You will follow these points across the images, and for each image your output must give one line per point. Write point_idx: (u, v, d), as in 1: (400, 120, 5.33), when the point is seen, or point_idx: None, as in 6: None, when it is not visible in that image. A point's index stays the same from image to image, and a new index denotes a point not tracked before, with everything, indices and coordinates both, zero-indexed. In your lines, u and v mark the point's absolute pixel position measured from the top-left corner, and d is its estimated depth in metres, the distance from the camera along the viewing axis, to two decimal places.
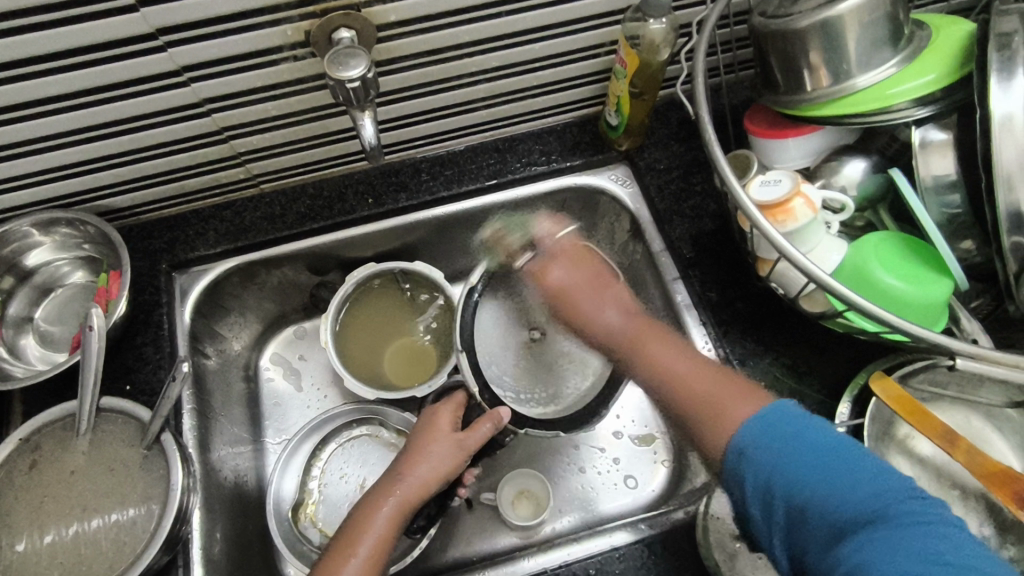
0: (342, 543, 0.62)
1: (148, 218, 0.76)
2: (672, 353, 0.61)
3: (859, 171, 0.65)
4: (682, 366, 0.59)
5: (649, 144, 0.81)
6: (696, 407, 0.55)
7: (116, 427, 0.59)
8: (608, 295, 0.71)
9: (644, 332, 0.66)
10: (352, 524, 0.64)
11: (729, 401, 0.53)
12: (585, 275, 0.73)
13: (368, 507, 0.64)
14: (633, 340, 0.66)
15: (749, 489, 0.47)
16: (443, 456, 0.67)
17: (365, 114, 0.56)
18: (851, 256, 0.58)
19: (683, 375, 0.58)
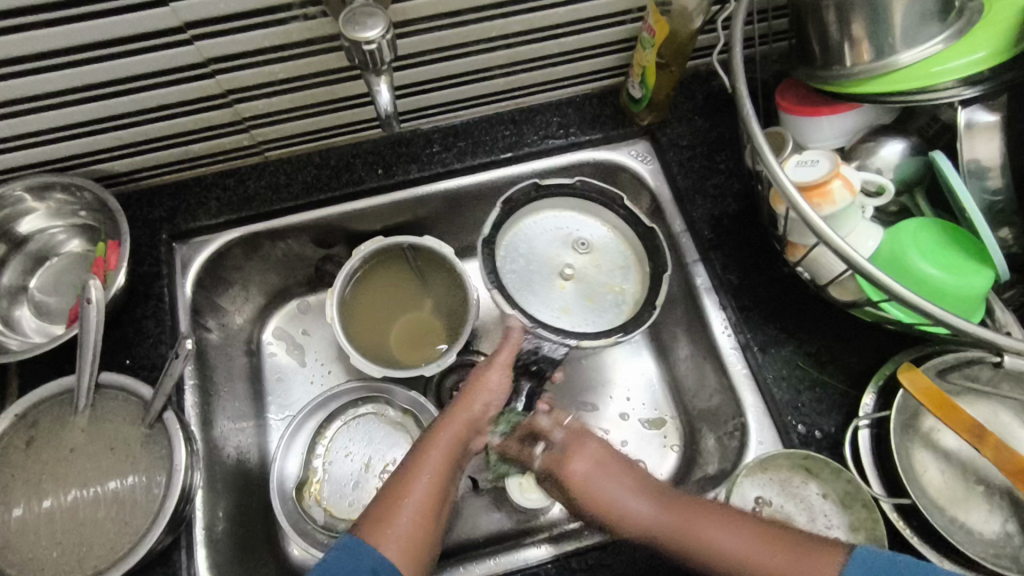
0: (395, 487, 0.57)
1: (146, 185, 0.73)
2: (711, 521, 0.54)
3: (897, 153, 0.62)
4: (733, 548, 0.53)
5: (671, 119, 0.78)
6: (778, 569, 0.52)
7: (116, 404, 0.57)
8: (582, 458, 0.61)
9: (694, 510, 0.56)
10: (405, 472, 0.58)
11: (803, 563, 0.51)
12: (601, 462, 0.61)
13: (423, 452, 0.60)
14: (670, 523, 0.56)
15: None
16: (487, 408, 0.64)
17: (381, 79, 0.52)
18: (887, 244, 0.56)
19: (712, 546, 0.53)
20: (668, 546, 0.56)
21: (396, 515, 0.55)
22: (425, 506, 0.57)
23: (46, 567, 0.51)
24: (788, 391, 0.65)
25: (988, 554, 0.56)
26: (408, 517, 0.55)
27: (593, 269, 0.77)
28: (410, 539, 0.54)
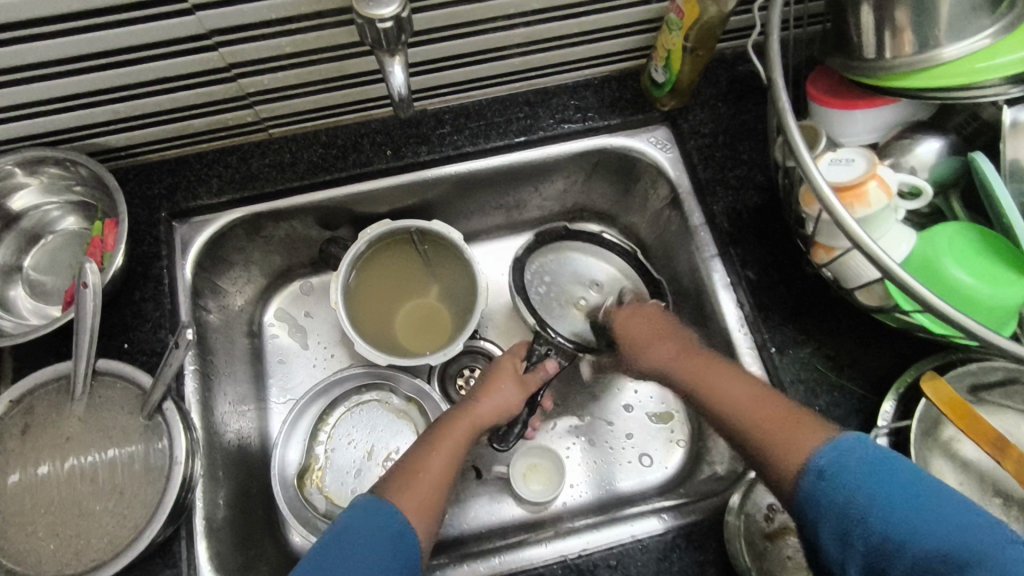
0: (418, 455, 0.63)
1: (145, 160, 0.70)
2: (757, 389, 0.58)
3: (933, 152, 0.59)
4: (751, 398, 0.57)
5: (694, 105, 0.74)
6: (768, 429, 0.54)
7: (114, 392, 0.55)
8: (670, 340, 0.67)
9: (739, 380, 0.59)
10: (430, 435, 0.66)
11: (797, 427, 0.53)
12: (652, 332, 0.69)
13: (451, 426, 0.66)
14: (739, 389, 0.58)
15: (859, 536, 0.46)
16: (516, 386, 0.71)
17: (395, 59, 0.48)
18: (920, 251, 0.53)
19: (736, 397, 0.58)
20: (708, 405, 0.60)
21: (417, 481, 0.60)
22: (438, 475, 0.62)
23: (43, 560, 0.50)
24: (805, 394, 0.64)
25: None
26: (426, 482, 0.61)
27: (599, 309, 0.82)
28: (424, 505, 0.59)
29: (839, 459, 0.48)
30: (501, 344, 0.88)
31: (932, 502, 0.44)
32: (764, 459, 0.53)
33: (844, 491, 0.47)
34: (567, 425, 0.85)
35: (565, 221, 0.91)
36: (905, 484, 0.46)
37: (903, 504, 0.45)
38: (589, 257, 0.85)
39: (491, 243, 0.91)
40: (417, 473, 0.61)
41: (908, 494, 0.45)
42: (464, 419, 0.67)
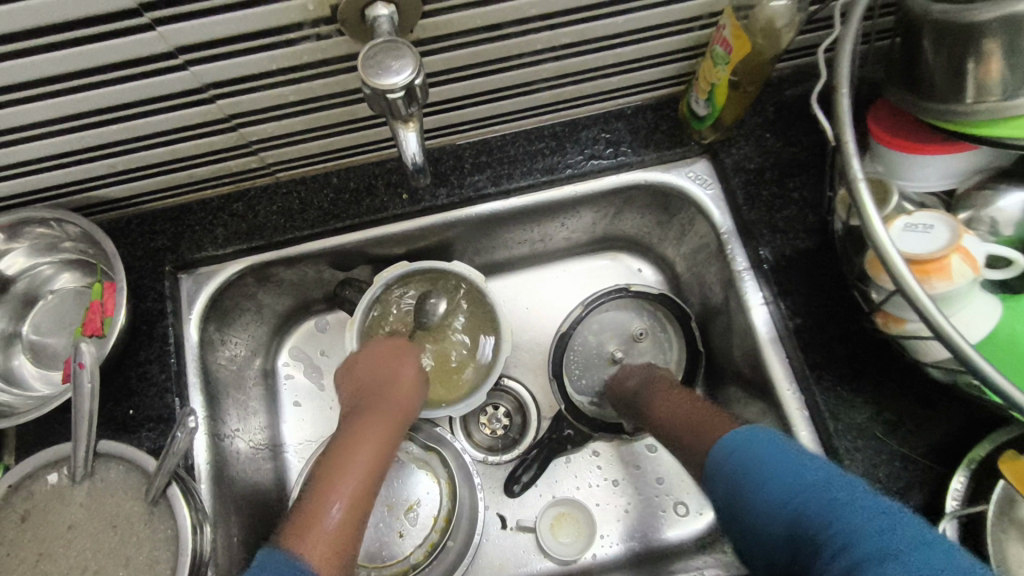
0: (320, 485, 0.62)
1: (148, 209, 0.66)
2: (700, 407, 0.67)
3: (1019, 204, 0.52)
4: (693, 416, 0.65)
5: (737, 137, 0.68)
6: (697, 433, 0.63)
7: (116, 476, 0.51)
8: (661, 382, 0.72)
9: (681, 404, 0.68)
10: (327, 462, 0.64)
11: (715, 427, 0.62)
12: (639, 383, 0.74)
13: (346, 442, 0.65)
14: (687, 409, 0.67)
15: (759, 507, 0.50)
16: (406, 386, 0.70)
17: (410, 126, 0.43)
18: (1005, 324, 0.47)
19: (688, 421, 0.65)
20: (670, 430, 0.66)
21: (321, 526, 0.59)
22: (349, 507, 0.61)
23: None
24: (863, 465, 0.58)
25: None
26: (331, 525, 0.59)
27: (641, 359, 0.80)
28: (335, 548, 0.58)
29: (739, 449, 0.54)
30: (526, 384, 0.83)
31: (812, 477, 0.49)
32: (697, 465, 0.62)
33: (746, 479, 0.52)
34: (595, 465, 0.79)
35: (593, 251, 0.85)
36: (800, 466, 0.50)
37: (789, 471, 0.50)
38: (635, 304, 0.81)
39: (515, 276, 0.86)
40: (320, 505, 0.61)
41: (793, 464, 0.50)
42: (373, 437, 0.66)
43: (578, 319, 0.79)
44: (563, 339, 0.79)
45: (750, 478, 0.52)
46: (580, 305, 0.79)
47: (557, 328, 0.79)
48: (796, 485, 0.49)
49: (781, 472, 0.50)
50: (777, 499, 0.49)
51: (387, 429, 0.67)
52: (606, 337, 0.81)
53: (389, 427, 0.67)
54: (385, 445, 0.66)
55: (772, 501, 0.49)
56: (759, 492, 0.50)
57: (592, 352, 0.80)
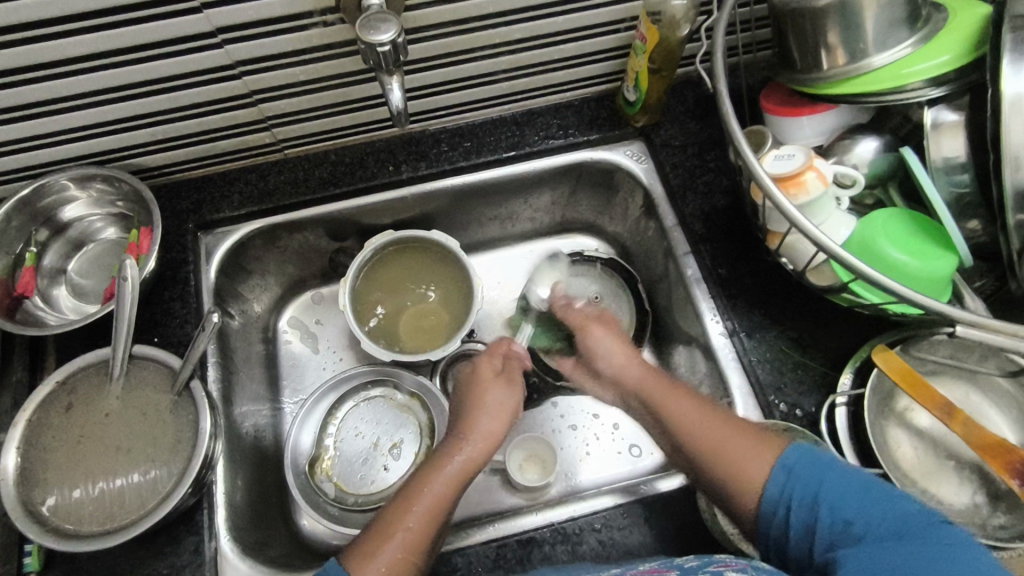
0: (409, 489, 0.65)
1: (176, 179, 0.78)
2: (733, 426, 0.61)
3: (871, 150, 0.66)
4: (716, 425, 0.62)
5: (665, 121, 0.83)
6: (735, 456, 0.59)
7: (147, 374, 0.62)
8: (629, 356, 0.75)
9: (693, 401, 0.66)
10: (416, 478, 0.66)
11: (757, 453, 0.59)
12: (615, 343, 0.77)
13: (446, 454, 0.68)
14: (702, 414, 0.64)
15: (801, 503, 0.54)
16: (490, 415, 0.71)
17: (393, 78, 0.58)
18: (860, 232, 0.60)
19: (695, 424, 0.63)
20: (679, 432, 0.64)
21: (392, 539, 0.60)
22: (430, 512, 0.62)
23: (82, 519, 0.56)
24: (773, 374, 0.70)
25: (959, 523, 0.59)
26: (396, 546, 0.59)
27: None
28: (404, 555, 0.59)
29: (802, 456, 0.57)
30: None
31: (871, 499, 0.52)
32: (728, 487, 0.59)
33: (799, 486, 0.55)
34: (557, 414, 0.90)
35: (554, 232, 0.98)
36: (859, 483, 0.54)
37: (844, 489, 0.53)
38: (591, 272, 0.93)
39: (488, 254, 0.98)
40: (404, 511, 0.62)
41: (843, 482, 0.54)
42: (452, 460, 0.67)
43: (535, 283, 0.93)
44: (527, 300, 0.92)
45: (799, 483, 0.55)
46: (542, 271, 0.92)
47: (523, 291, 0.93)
48: (881, 501, 0.52)
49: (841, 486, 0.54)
50: (859, 509, 0.52)
51: (478, 453, 0.69)
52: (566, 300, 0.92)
53: (477, 453, 0.69)
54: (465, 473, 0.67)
55: (841, 507, 0.53)
56: (850, 503, 0.52)
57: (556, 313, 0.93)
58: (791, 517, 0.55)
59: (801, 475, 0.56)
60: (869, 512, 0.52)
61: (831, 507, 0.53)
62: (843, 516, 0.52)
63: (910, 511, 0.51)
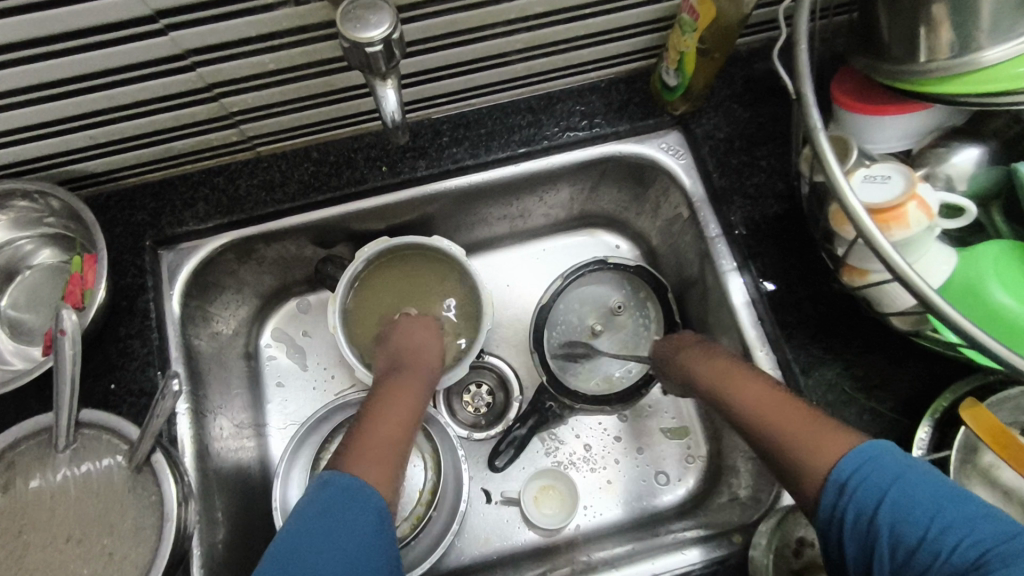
0: (353, 446, 0.63)
1: (126, 185, 0.66)
2: (799, 414, 0.55)
3: (973, 160, 0.55)
4: (779, 418, 0.56)
5: (707, 108, 0.70)
6: (795, 445, 0.53)
7: (100, 444, 0.51)
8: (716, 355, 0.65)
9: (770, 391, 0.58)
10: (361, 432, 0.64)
11: (819, 442, 0.52)
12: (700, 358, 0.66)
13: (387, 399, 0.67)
14: (767, 410, 0.57)
15: (851, 525, 0.48)
16: (424, 340, 0.73)
17: (387, 83, 0.45)
18: (960, 272, 0.49)
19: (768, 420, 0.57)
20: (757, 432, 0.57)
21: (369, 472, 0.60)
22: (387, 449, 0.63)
23: None
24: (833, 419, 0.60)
25: None
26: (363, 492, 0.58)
27: (620, 332, 0.82)
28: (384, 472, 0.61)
29: (860, 464, 0.49)
30: (508, 358, 0.85)
31: (947, 511, 0.45)
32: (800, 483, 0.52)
33: (854, 497, 0.48)
34: (573, 434, 0.81)
35: (571, 227, 0.87)
36: (943, 496, 0.46)
37: (908, 500, 0.46)
38: (612, 281, 0.82)
39: (496, 254, 0.87)
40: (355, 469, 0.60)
41: (913, 493, 0.46)
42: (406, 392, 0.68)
43: (560, 289, 0.80)
44: (544, 309, 0.80)
45: (859, 492, 0.48)
46: (562, 276, 0.81)
47: (538, 298, 0.80)
48: (961, 521, 0.44)
49: (913, 501, 0.46)
50: (933, 529, 0.44)
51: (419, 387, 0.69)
52: (586, 310, 0.82)
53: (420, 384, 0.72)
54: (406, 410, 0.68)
55: (901, 523, 0.45)
56: (918, 518, 0.45)
57: (574, 326, 0.82)
58: (844, 534, 0.48)
59: (859, 480, 0.48)
60: (939, 532, 0.44)
61: (892, 522, 0.46)
62: (910, 534, 0.45)
63: (1001, 534, 0.43)
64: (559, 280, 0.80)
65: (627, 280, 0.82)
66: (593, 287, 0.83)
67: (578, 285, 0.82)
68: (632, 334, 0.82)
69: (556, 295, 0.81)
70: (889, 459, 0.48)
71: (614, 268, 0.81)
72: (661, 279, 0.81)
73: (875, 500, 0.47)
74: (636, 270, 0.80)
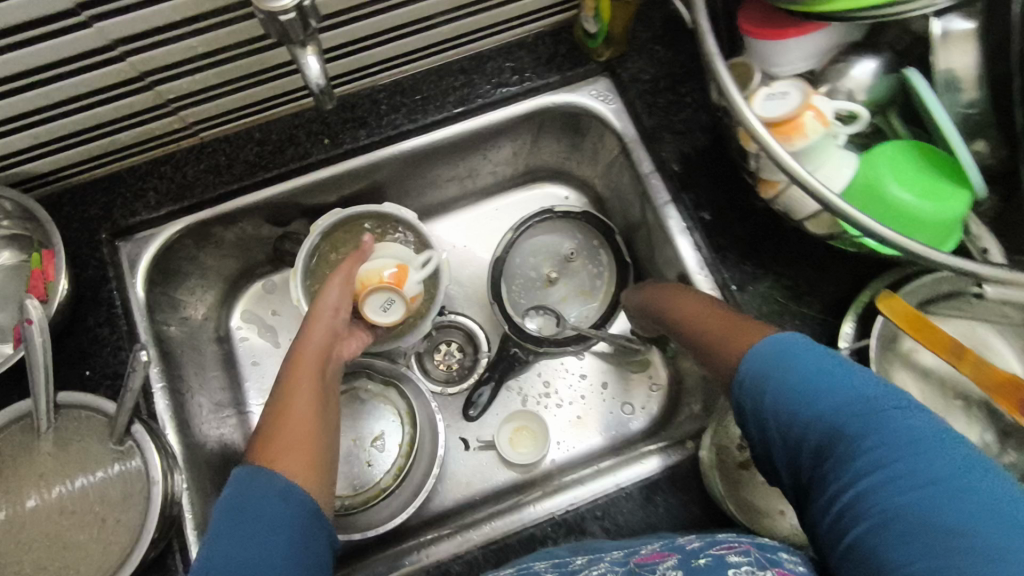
0: (267, 424, 0.58)
1: (76, 182, 0.68)
2: (728, 316, 0.58)
3: (869, 72, 0.57)
4: (716, 323, 0.58)
5: (631, 52, 0.73)
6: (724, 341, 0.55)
7: (81, 422, 0.55)
8: (690, 298, 0.63)
9: (704, 301, 0.62)
10: (273, 408, 0.59)
11: (741, 333, 0.55)
12: (693, 304, 0.62)
13: (297, 365, 0.62)
14: (710, 318, 0.59)
15: (756, 404, 0.49)
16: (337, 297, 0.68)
17: (307, 50, 0.47)
18: (863, 173, 0.53)
19: (708, 322, 0.59)
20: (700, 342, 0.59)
21: (289, 453, 0.55)
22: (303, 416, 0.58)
23: None
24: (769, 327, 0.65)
25: None
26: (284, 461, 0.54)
27: (574, 277, 0.87)
28: (306, 444, 0.56)
29: (772, 351, 0.50)
30: (474, 314, 0.89)
31: (840, 384, 0.46)
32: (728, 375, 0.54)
33: (753, 385, 0.50)
34: (535, 375, 0.86)
35: (520, 184, 0.90)
36: (818, 368, 0.47)
37: (809, 376, 0.47)
38: (561, 229, 0.86)
39: (450, 217, 0.90)
40: (273, 443, 0.56)
41: (809, 367, 0.48)
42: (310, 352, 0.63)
43: (511, 243, 0.84)
44: (499, 264, 0.83)
45: (772, 370, 0.49)
46: (512, 229, 0.84)
47: (492, 254, 0.84)
48: (848, 390, 0.46)
49: (812, 380, 0.47)
50: (809, 400, 0.47)
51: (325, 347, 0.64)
52: (539, 261, 0.86)
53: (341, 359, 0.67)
54: (326, 386, 0.63)
55: (790, 402, 0.47)
56: (792, 395, 0.47)
57: (529, 278, 0.86)
58: (748, 409, 0.50)
59: (767, 358, 0.50)
60: (827, 408, 0.46)
61: (774, 393, 0.48)
62: (782, 415, 0.48)
63: (858, 397, 0.45)
64: (510, 234, 0.83)
65: (574, 227, 0.86)
66: (544, 238, 0.87)
67: (530, 238, 0.86)
68: (587, 279, 0.87)
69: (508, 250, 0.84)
70: (797, 346, 0.49)
71: (563, 217, 0.84)
72: (610, 223, 0.84)
73: (762, 378, 0.49)
74: (583, 216, 0.83)
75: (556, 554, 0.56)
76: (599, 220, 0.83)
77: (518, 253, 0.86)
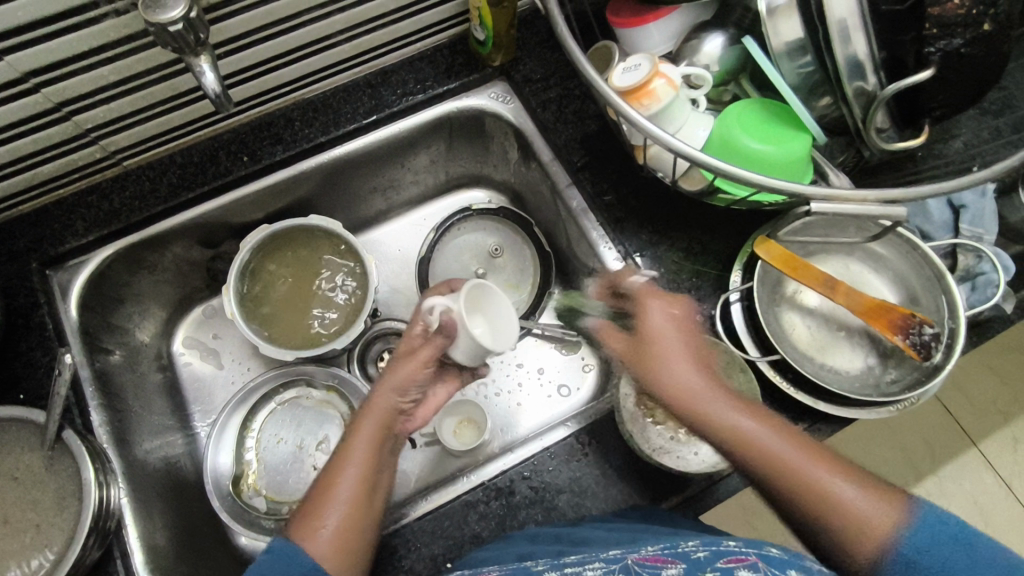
0: (309, 510, 0.55)
1: (5, 218, 0.71)
2: (793, 444, 0.53)
3: (718, 46, 0.65)
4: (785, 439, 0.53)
5: (522, 56, 0.80)
6: (814, 499, 0.51)
7: (11, 435, 0.57)
8: (692, 343, 0.57)
9: (737, 399, 0.55)
10: (319, 488, 0.57)
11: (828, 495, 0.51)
12: (699, 363, 0.56)
13: (353, 447, 0.58)
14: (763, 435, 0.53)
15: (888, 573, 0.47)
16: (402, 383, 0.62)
17: (201, 59, 0.53)
18: (718, 130, 0.60)
19: (777, 451, 0.53)
20: (741, 443, 0.53)
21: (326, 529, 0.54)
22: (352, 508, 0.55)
23: None
24: (670, 286, 0.70)
25: (857, 388, 0.63)
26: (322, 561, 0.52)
27: (501, 271, 0.92)
28: (344, 541, 0.54)
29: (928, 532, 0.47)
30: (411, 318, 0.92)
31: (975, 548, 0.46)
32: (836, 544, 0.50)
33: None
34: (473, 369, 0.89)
35: (443, 192, 0.95)
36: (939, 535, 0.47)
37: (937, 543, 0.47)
38: (483, 228, 0.92)
39: (380, 229, 0.95)
40: (312, 533, 0.53)
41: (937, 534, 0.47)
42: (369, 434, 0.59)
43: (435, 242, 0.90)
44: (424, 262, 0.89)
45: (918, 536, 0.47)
46: (433, 232, 0.91)
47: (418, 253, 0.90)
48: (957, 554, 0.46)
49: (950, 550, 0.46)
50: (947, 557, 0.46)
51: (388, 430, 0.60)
52: (466, 260, 0.92)
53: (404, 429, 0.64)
54: (386, 454, 0.60)
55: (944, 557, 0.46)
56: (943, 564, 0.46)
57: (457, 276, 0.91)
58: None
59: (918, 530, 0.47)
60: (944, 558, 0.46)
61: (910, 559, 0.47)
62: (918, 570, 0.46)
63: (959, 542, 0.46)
64: (432, 234, 0.90)
65: (496, 224, 0.92)
66: (469, 238, 0.92)
67: (454, 237, 0.92)
68: (514, 272, 0.91)
69: (433, 249, 0.90)
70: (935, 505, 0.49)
71: (483, 214, 0.91)
72: (529, 218, 0.91)
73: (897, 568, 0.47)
74: (501, 212, 0.91)
75: (544, 554, 0.52)
76: (519, 216, 0.90)
77: (444, 253, 0.91)
